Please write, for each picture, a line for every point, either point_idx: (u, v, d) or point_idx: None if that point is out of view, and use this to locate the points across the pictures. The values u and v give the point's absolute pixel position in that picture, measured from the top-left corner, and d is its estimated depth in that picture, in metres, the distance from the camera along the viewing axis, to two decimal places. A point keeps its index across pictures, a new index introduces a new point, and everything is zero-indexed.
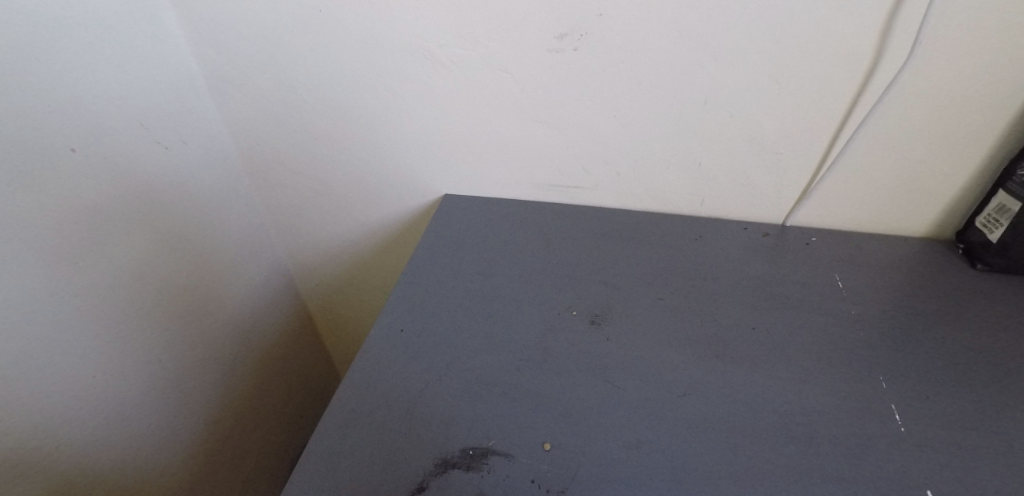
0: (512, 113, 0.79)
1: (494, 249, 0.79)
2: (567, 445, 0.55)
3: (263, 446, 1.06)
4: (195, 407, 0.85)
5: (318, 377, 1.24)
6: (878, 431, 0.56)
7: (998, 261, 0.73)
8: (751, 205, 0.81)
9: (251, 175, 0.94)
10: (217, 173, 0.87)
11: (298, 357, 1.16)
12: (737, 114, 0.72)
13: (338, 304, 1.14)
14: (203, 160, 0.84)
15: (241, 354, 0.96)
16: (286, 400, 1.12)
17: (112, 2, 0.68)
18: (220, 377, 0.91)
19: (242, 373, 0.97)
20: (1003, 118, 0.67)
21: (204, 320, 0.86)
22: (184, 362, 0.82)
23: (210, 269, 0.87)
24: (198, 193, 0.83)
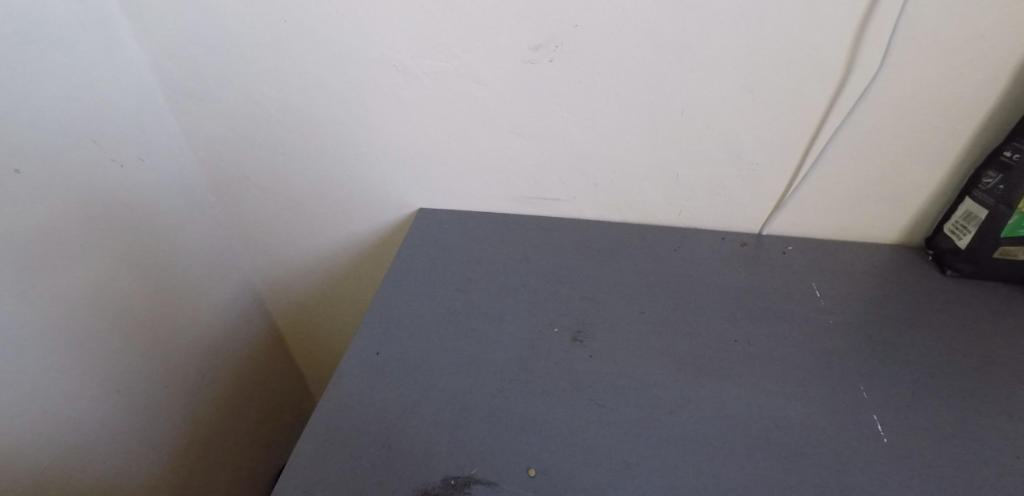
0: (486, 124, 0.81)
1: (483, 260, 0.83)
2: (561, 444, 0.60)
3: (233, 462, 1.07)
4: (157, 425, 0.87)
5: (292, 393, 1.25)
6: (849, 433, 0.61)
7: (966, 267, 0.77)
8: (730, 215, 0.86)
9: (215, 192, 0.95)
10: (179, 189, 0.88)
11: (270, 375, 1.16)
12: (714, 122, 0.77)
13: (308, 322, 1.14)
14: (163, 176, 0.85)
15: (206, 370, 0.97)
16: (258, 416, 1.14)
17: (65, 17, 0.69)
18: (183, 394, 0.92)
19: (206, 389, 0.98)
20: (968, 127, 0.72)
21: (164, 337, 0.87)
22: (139, 377, 0.83)
23: (173, 286, 0.88)
24: (157, 211, 0.84)
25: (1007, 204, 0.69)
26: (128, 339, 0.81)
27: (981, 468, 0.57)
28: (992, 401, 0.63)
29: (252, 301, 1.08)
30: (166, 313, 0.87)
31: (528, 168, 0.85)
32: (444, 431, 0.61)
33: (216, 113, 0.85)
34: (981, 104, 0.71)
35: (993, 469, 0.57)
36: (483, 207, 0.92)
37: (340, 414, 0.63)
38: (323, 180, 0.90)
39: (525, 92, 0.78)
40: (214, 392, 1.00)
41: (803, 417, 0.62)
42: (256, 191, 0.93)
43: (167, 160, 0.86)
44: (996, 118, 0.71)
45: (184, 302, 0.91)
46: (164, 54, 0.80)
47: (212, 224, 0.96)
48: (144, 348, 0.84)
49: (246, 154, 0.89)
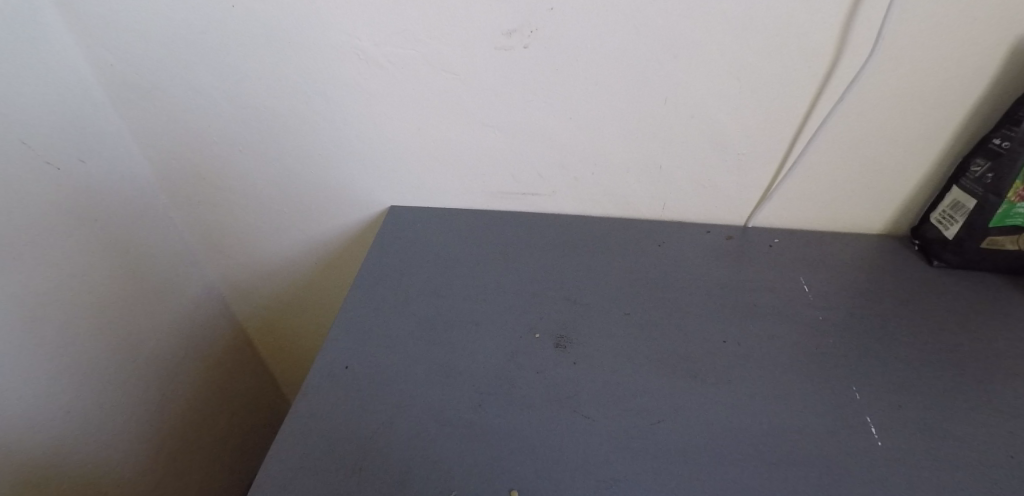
0: (458, 118, 0.77)
1: (459, 261, 0.79)
2: (545, 459, 0.56)
3: (204, 474, 1.02)
4: (117, 444, 0.82)
5: (266, 399, 1.20)
6: (842, 438, 0.58)
7: (953, 258, 0.76)
8: (715, 207, 0.83)
9: (168, 192, 0.88)
10: (128, 191, 0.82)
11: (240, 382, 1.10)
12: (697, 112, 0.73)
13: (278, 327, 1.09)
14: (107, 177, 0.78)
15: (169, 382, 0.91)
16: (229, 426, 1.08)
17: None
18: (146, 409, 0.87)
19: (170, 401, 0.92)
20: (958, 114, 0.70)
21: (120, 349, 0.81)
22: (91, 395, 0.77)
23: (127, 294, 0.82)
24: (104, 215, 0.78)
25: (995, 193, 0.68)
26: (79, 356, 0.75)
27: (977, 468, 0.56)
28: (984, 396, 0.62)
29: (217, 307, 1.02)
30: (121, 326, 0.81)
31: (504, 161, 0.81)
32: (420, 449, 0.57)
33: (165, 108, 0.78)
34: (971, 91, 0.68)
35: (988, 469, 0.55)
36: (458, 203, 0.87)
37: (307, 436, 0.59)
38: (287, 178, 0.84)
39: (499, 82, 0.73)
40: (180, 405, 0.94)
41: (796, 421, 0.59)
42: (215, 191, 0.87)
43: (111, 161, 0.79)
44: (986, 105, 0.69)
45: (141, 313, 0.84)
46: (98, 45, 0.73)
47: (167, 227, 0.90)
48: (99, 363, 0.78)
49: (201, 151, 0.82)
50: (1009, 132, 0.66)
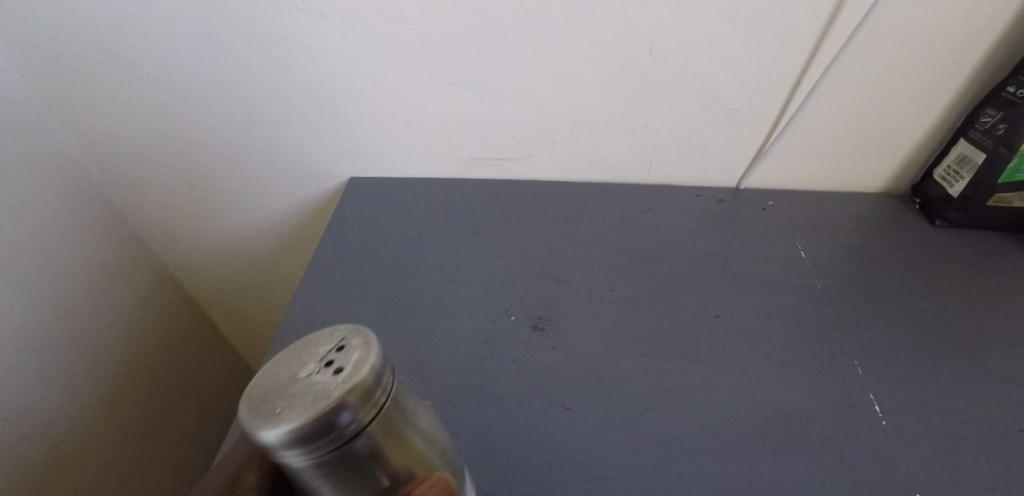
0: (418, 75, 0.68)
1: (428, 237, 0.72)
2: (525, 456, 0.51)
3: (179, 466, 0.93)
4: (74, 450, 0.74)
5: (239, 388, 1.12)
6: (846, 419, 0.54)
7: (957, 218, 0.71)
8: (704, 169, 0.77)
9: (99, 169, 0.79)
10: (48, 171, 0.72)
11: (208, 370, 1.02)
12: (684, 63, 0.66)
13: (241, 310, 1.00)
14: (22, 156, 0.69)
15: (123, 373, 0.83)
16: (200, 417, 1.00)
17: None
18: (102, 408, 0.79)
19: (125, 391, 0.83)
20: (971, 59, 0.64)
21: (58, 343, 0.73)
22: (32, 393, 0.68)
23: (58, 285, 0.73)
24: (23, 198, 0.68)
25: (1007, 146, 0.62)
26: (12, 353, 0.66)
27: (989, 446, 0.52)
28: (991, 367, 0.58)
29: (171, 293, 0.93)
30: (57, 319, 0.73)
31: (472, 124, 0.73)
32: None
33: (82, 74, 0.68)
34: (986, 34, 0.62)
35: (1000, 446, 0.51)
36: (425, 172, 0.80)
37: None
38: (232, 150, 0.76)
39: (463, 32, 0.64)
40: (141, 401, 0.86)
41: (795, 404, 0.55)
42: (154, 168, 0.78)
43: (25, 136, 0.69)
44: (1000, 49, 0.63)
45: (78, 306, 0.76)
46: None
47: (101, 209, 0.81)
48: (37, 359, 0.70)
49: (131, 121, 0.73)
50: None
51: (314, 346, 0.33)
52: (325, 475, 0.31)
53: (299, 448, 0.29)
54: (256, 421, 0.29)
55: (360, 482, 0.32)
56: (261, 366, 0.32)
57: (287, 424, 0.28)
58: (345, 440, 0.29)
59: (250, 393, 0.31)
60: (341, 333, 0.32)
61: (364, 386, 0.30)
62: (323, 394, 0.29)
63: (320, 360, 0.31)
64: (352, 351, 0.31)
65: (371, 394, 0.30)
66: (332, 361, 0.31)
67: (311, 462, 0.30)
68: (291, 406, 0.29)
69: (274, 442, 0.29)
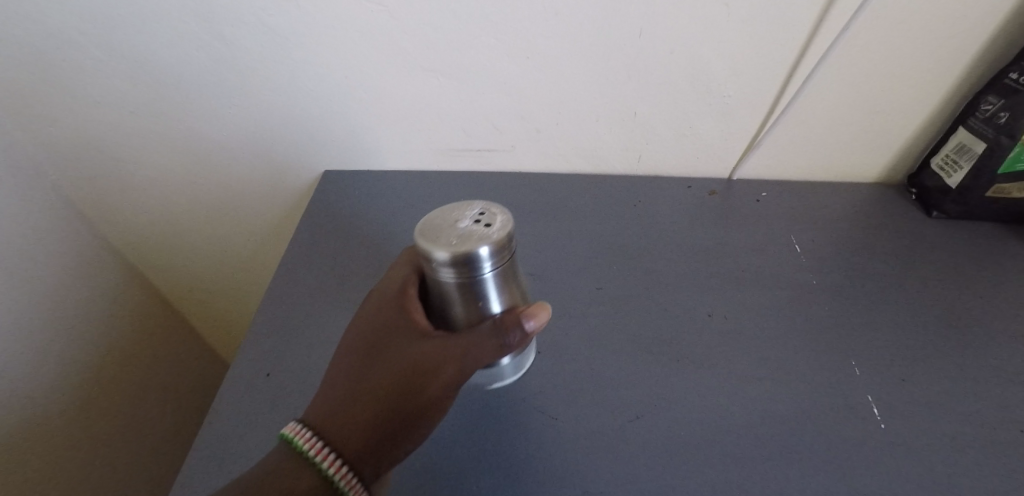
0: (394, 61, 0.64)
1: (408, 232, 0.69)
2: (505, 470, 0.49)
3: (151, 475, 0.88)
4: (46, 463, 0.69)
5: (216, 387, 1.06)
6: (843, 422, 0.52)
7: (954, 209, 0.69)
8: (696, 160, 0.74)
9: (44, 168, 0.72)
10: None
11: (186, 370, 0.96)
12: (675, 47, 0.62)
13: (217, 308, 0.94)
14: None
15: (93, 379, 0.78)
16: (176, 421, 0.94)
17: None
18: (70, 418, 0.74)
19: (94, 398, 0.78)
20: (972, 44, 0.61)
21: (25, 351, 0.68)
22: None
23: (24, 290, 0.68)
24: None
25: (1009, 135, 0.60)
26: None
27: (988, 449, 0.50)
28: (989, 365, 0.56)
29: (145, 295, 0.88)
30: (20, 325, 0.67)
31: (452, 113, 0.69)
32: None
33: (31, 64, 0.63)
34: (989, 17, 0.59)
35: (1000, 449, 0.50)
36: (404, 164, 0.76)
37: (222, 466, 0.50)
38: (199, 143, 0.71)
39: (439, 14, 0.60)
40: (114, 408, 0.81)
41: (790, 408, 0.53)
42: (117, 163, 0.73)
43: None
44: (1003, 34, 0.60)
45: (42, 312, 0.70)
46: None
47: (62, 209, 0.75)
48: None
49: (85, 113, 0.68)
50: None
51: (464, 208, 0.47)
52: (463, 293, 0.46)
53: (459, 264, 0.43)
54: (431, 243, 0.44)
55: (490, 297, 0.47)
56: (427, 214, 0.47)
57: (455, 248, 0.42)
58: (483, 264, 0.44)
59: (422, 229, 0.45)
60: (482, 204, 0.47)
61: (506, 238, 0.44)
62: (481, 238, 0.43)
63: (469, 217, 0.46)
64: (495, 216, 0.46)
65: (506, 241, 0.44)
66: (480, 221, 0.45)
67: (459, 277, 0.44)
68: (457, 236, 0.44)
69: (441, 257, 0.43)
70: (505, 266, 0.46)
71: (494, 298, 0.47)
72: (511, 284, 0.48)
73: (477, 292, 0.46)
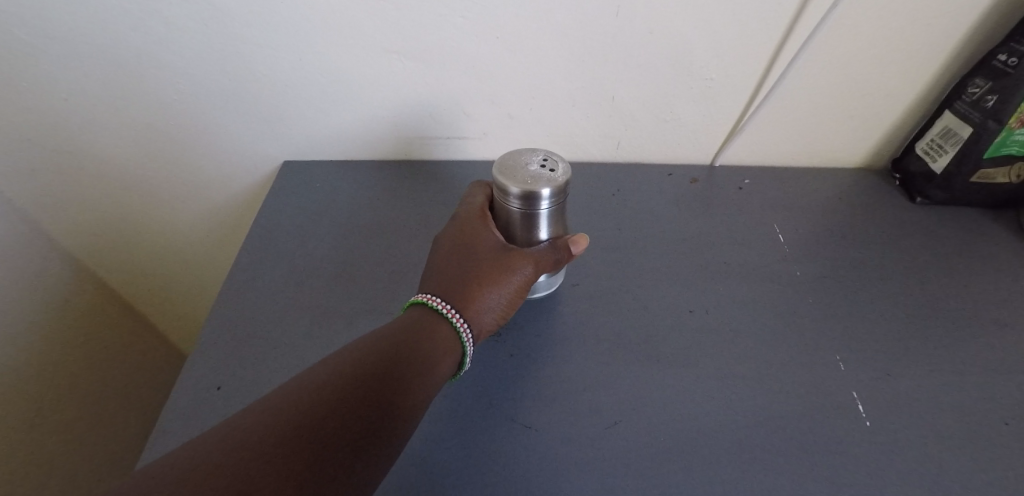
0: (354, 42, 0.59)
1: (374, 227, 0.64)
2: (480, 483, 0.45)
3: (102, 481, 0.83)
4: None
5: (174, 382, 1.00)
6: (830, 422, 0.50)
7: (939, 194, 0.68)
8: (676, 146, 0.71)
9: None
10: None
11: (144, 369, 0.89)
12: (656, 27, 0.59)
13: (176, 304, 0.87)
14: None
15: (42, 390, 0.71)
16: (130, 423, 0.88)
17: None
18: (16, 433, 0.68)
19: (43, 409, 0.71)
20: (961, 24, 0.59)
21: None
22: None
23: None
24: None
25: (996, 119, 0.58)
26: None
27: (979, 446, 0.48)
28: (977, 358, 0.54)
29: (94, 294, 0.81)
30: None
31: (420, 98, 0.65)
32: None
33: None
34: None
35: (991, 446, 0.48)
36: (369, 154, 0.71)
37: None
38: (145, 131, 0.65)
39: None
40: (60, 416, 0.74)
41: (776, 407, 0.50)
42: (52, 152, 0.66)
43: None
44: (993, 13, 0.58)
45: None
46: None
47: None
48: None
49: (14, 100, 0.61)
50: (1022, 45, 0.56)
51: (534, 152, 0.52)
52: (524, 229, 0.52)
53: (527, 202, 0.49)
54: (507, 179, 0.49)
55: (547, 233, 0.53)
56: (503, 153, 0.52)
57: (527, 186, 0.48)
58: (544, 204, 0.50)
59: (499, 166, 0.51)
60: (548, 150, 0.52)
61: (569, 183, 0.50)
62: (550, 181, 0.49)
63: (535, 160, 0.51)
64: (557, 162, 0.52)
65: (567, 186, 0.50)
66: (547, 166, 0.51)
67: (524, 211, 0.50)
68: (529, 176, 0.49)
69: (513, 191, 0.49)
70: (559, 210, 0.52)
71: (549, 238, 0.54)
72: (563, 226, 0.54)
73: (537, 226, 0.52)
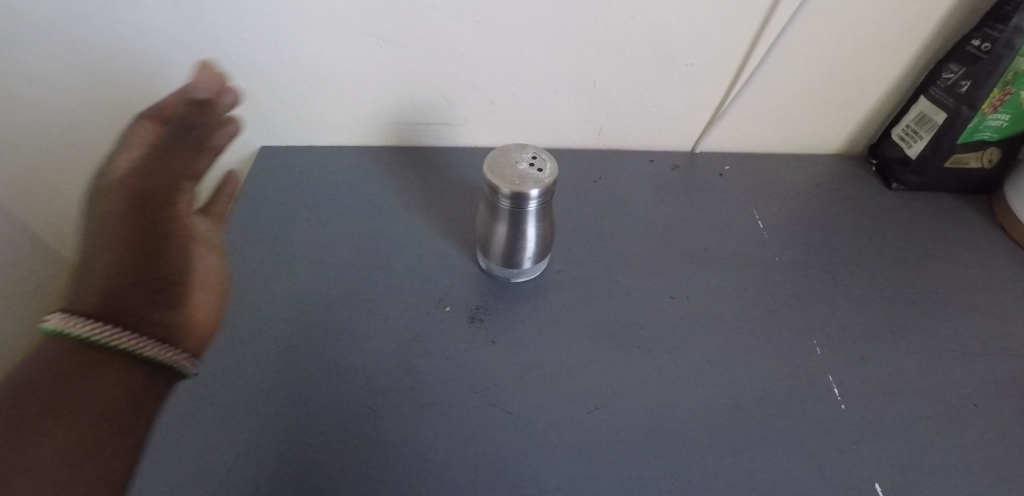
0: (330, 25, 0.58)
1: (353, 215, 0.64)
2: (460, 470, 0.45)
3: None
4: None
5: None
6: (806, 402, 0.51)
7: (913, 180, 0.69)
8: (657, 133, 0.71)
9: None
10: None
11: None
12: (637, 13, 0.59)
13: None
14: None
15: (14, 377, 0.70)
16: None
17: None
18: None
19: None
20: (936, 11, 0.60)
21: None
22: None
23: None
24: None
25: (970, 105, 0.60)
26: None
27: (946, 426, 0.50)
28: (947, 341, 0.56)
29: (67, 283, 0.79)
30: None
31: (399, 84, 0.64)
32: (294, 473, 0.45)
33: None
34: None
35: (957, 426, 0.50)
36: (348, 140, 0.70)
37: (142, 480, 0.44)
38: (116, 117, 0.64)
39: None
40: None
41: (755, 390, 0.51)
42: None
43: None
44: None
45: None
46: None
47: None
48: None
49: None
50: (993, 32, 0.57)
51: (521, 149, 0.52)
52: (512, 227, 0.52)
53: (516, 201, 0.49)
54: (495, 178, 0.49)
55: (535, 231, 0.53)
56: (491, 151, 0.51)
57: (515, 187, 0.48)
58: (532, 204, 0.49)
59: (487, 164, 0.50)
60: (535, 148, 0.52)
61: (555, 182, 0.49)
62: (537, 180, 0.49)
63: (524, 157, 0.51)
64: (546, 161, 0.51)
65: (553, 187, 0.49)
66: (534, 164, 0.50)
67: (512, 210, 0.50)
68: (517, 174, 0.49)
69: (501, 191, 0.49)
70: (546, 208, 0.52)
71: (536, 236, 0.53)
72: (551, 223, 0.54)
73: (524, 224, 0.51)
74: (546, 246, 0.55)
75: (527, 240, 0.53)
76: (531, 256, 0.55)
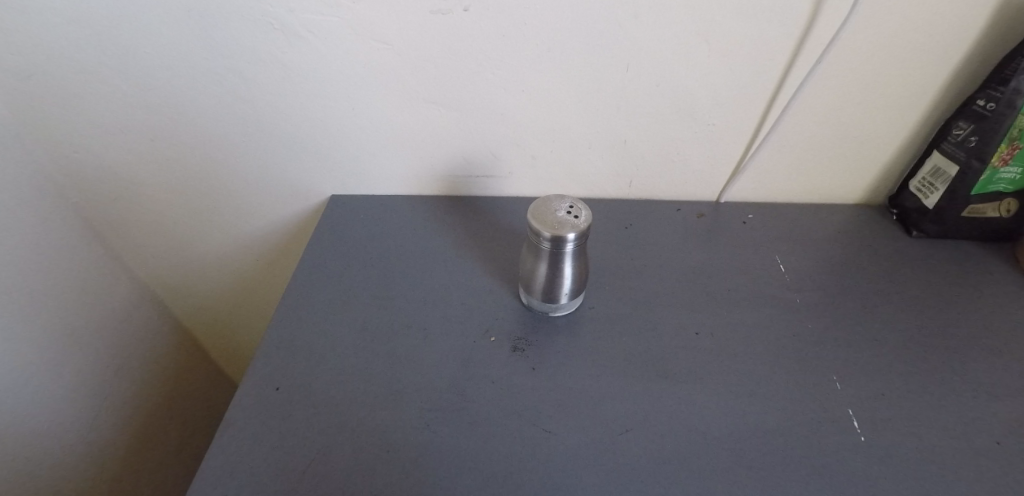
0: (398, 95, 0.68)
1: (410, 255, 0.72)
2: (502, 480, 0.51)
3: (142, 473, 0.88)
4: (42, 468, 0.71)
5: (215, 393, 1.05)
6: (827, 433, 0.54)
7: (932, 228, 0.73)
8: (684, 183, 0.78)
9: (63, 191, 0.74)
10: (41, 198, 0.71)
11: (185, 374, 0.97)
12: (662, 80, 0.67)
13: (223, 314, 0.95)
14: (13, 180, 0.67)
15: (104, 385, 0.80)
16: (173, 422, 0.94)
17: None
18: (76, 419, 0.76)
19: (101, 399, 0.80)
20: (939, 76, 0.66)
21: (47, 371, 0.71)
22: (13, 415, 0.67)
23: (47, 313, 0.71)
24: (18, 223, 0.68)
25: (980, 158, 0.64)
26: None
27: (964, 461, 0.52)
28: (968, 381, 0.58)
29: (154, 312, 0.90)
30: (48, 338, 0.72)
31: (452, 142, 0.73)
32: (358, 478, 0.51)
33: (54, 91, 0.66)
34: (952, 52, 0.64)
35: (974, 459, 0.52)
36: (405, 190, 0.79)
37: (232, 477, 0.51)
38: (213, 169, 0.75)
39: (441, 51, 0.64)
40: (110, 407, 0.81)
41: (777, 419, 0.55)
42: (133, 186, 0.76)
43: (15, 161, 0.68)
44: (968, 67, 0.65)
45: (60, 326, 0.73)
46: None
47: (79, 228, 0.77)
48: (27, 382, 0.69)
49: (105, 142, 0.71)
50: (996, 92, 0.62)
51: (560, 199, 0.59)
52: (551, 266, 0.58)
53: (554, 244, 0.55)
54: (538, 223, 0.56)
55: (571, 269, 0.59)
56: (535, 200, 0.59)
57: (554, 232, 0.55)
58: (569, 246, 0.56)
59: (530, 211, 0.57)
60: (573, 198, 0.59)
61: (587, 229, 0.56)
62: (573, 226, 0.55)
63: (562, 206, 0.58)
64: (582, 210, 0.58)
65: (589, 231, 0.56)
66: (571, 212, 0.57)
67: (551, 251, 0.57)
68: (557, 221, 0.56)
69: (543, 234, 0.55)
70: (582, 251, 0.58)
71: (572, 275, 0.59)
72: (585, 264, 0.60)
73: (560, 264, 0.58)
74: (581, 283, 0.61)
75: (564, 278, 0.59)
76: (568, 293, 0.61)
